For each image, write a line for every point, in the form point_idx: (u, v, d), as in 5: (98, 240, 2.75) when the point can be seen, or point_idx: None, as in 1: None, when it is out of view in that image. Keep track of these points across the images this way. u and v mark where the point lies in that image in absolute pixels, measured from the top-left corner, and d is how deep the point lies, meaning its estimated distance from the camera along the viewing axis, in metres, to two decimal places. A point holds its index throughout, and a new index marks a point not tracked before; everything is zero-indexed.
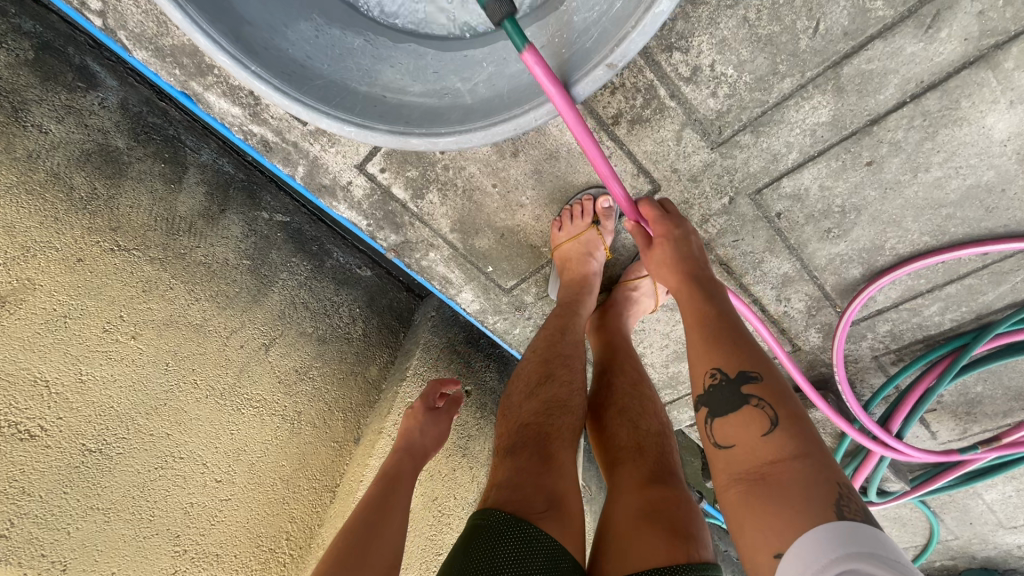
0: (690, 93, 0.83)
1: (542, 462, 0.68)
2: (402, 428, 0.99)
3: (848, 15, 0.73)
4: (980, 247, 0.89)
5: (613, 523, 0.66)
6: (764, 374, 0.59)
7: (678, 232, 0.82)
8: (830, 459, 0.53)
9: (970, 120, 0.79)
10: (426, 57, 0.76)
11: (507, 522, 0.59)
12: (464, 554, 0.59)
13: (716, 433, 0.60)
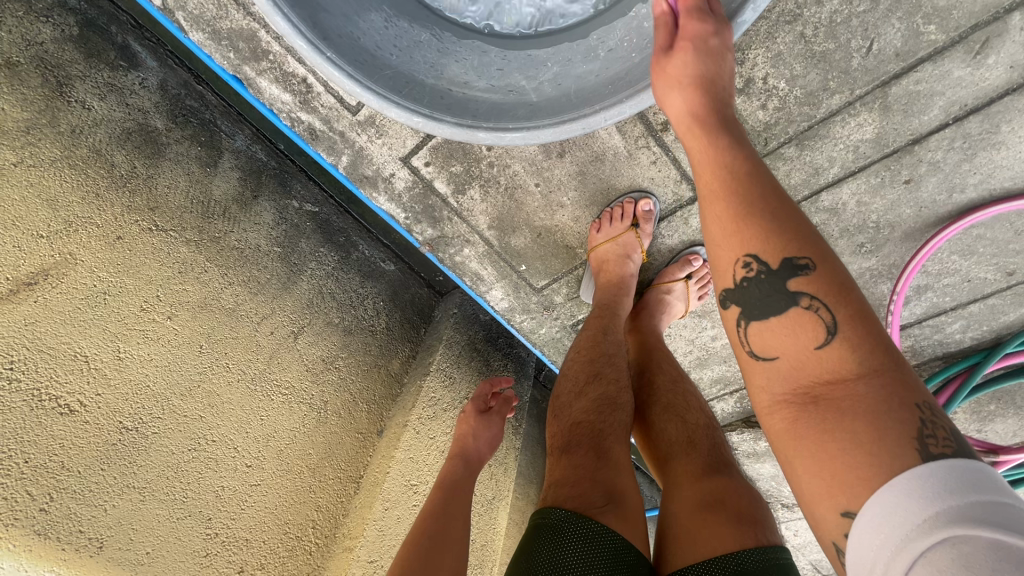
0: (740, 104, 0.85)
1: (597, 459, 0.69)
2: (457, 433, 1.07)
3: (901, 37, 0.76)
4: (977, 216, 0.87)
5: (675, 522, 0.66)
6: (817, 267, 0.51)
7: (717, 44, 0.69)
8: (908, 373, 0.47)
9: (1008, 144, 0.82)
10: (489, 53, 0.76)
11: (567, 520, 0.60)
12: (527, 552, 0.61)
13: (753, 339, 0.55)
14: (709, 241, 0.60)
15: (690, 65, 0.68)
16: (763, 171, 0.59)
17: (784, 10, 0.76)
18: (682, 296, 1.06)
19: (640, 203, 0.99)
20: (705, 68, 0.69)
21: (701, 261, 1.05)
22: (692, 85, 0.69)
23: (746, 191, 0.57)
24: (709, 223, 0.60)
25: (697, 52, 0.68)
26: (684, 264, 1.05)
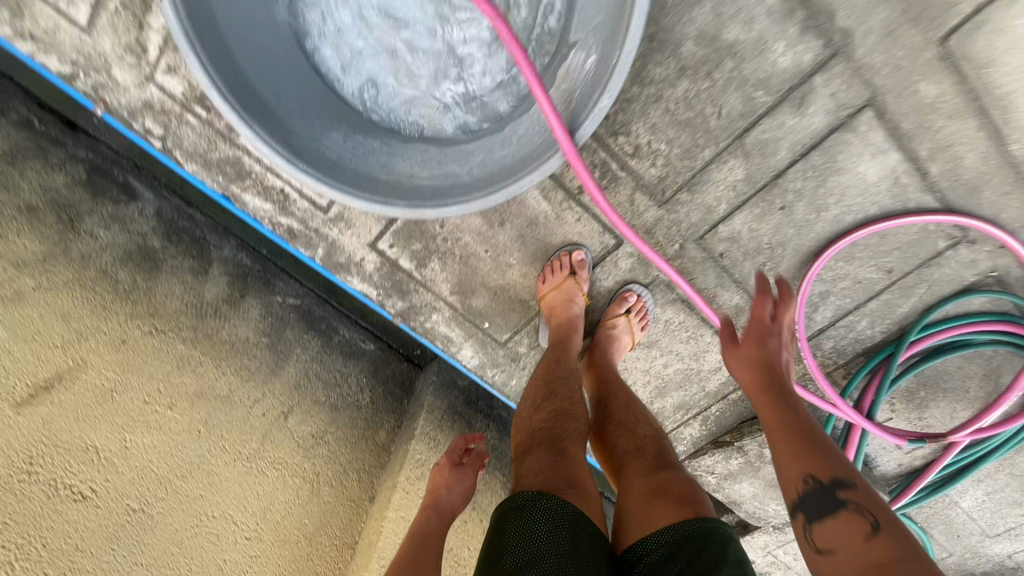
0: (636, 165, 1.07)
1: (556, 454, 0.81)
2: (432, 486, 1.13)
3: (741, 102, 1.00)
4: (851, 236, 1.08)
5: (628, 509, 0.76)
6: (856, 482, 0.72)
7: (773, 340, 0.91)
8: (929, 560, 0.64)
9: (846, 169, 1.04)
10: (430, 152, 0.97)
11: (533, 498, 0.70)
12: (498, 533, 0.69)
13: (817, 538, 0.73)
14: (775, 465, 0.80)
15: (755, 357, 0.89)
16: (808, 413, 0.83)
17: (649, 94, 1.00)
18: (625, 328, 1.21)
19: (574, 257, 1.17)
20: (766, 355, 0.89)
21: (635, 296, 1.21)
22: (752, 363, 0.89)
23: (801, 428, 0.80)
24: (773, 448, 0.81)
25: (756, 343, 0.90)
26: (622, 300, 1.22)
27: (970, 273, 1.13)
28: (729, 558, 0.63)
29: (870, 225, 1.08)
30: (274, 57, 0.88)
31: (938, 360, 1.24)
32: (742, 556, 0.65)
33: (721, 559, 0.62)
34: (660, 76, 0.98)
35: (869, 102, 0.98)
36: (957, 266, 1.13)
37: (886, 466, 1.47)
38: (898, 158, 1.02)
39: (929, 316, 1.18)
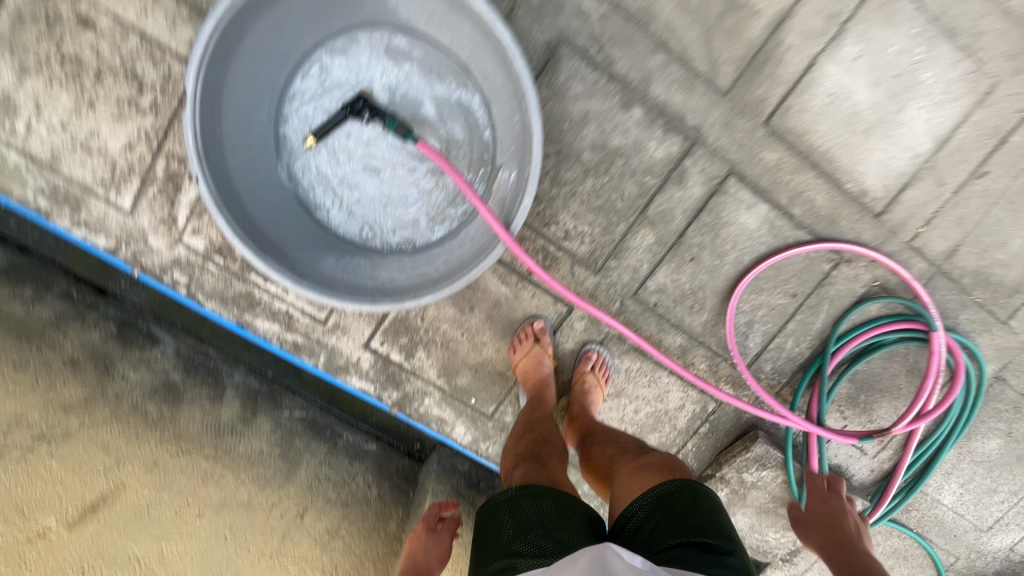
0: (570, 245, 1.34)
1: (538, 464, 1.09)
2: (411, 551, 1.22)
3: (637, 186, 1.31)
4: (751, 272, 1.34)
5: (621, 487, 1.05)
6: None
7: (839, 505, 1.03)
8: None
9: (730, 222, 1.34)
10: (407, 261, 1.23)
11: (521, 491, 0.95)
12: (495, 516, 0.92)
13: None
14: None
15: (820, 518, 1.01)
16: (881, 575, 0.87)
17: (567, 191, 1.30)
18: (592, 383, 1.39)
19: (532, 329, 1.39)
20: (834, 518, 1.00)
21: (596, 354, 1.41)
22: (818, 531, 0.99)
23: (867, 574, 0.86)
24: None
25: (825, 506, 1.04)
26: (585, 359, 1.42)
27: (857, 286, 1.41)
28: (693, 507, 0.89)
29: (764, 261, 1.34)
30: (283, 212, 1.18)
31: (859, 364, 1.45)
32: (712, 505, 0.91)
33: (687, 509, 0.89)
34: (572, 178, 1.29)
35: (730, 171, 1.30)
36: (845, 282, 1.41)
37: (860, 475, 1.58)
38: (766, 208, 1.33)
39: (839, 328, 1.41)
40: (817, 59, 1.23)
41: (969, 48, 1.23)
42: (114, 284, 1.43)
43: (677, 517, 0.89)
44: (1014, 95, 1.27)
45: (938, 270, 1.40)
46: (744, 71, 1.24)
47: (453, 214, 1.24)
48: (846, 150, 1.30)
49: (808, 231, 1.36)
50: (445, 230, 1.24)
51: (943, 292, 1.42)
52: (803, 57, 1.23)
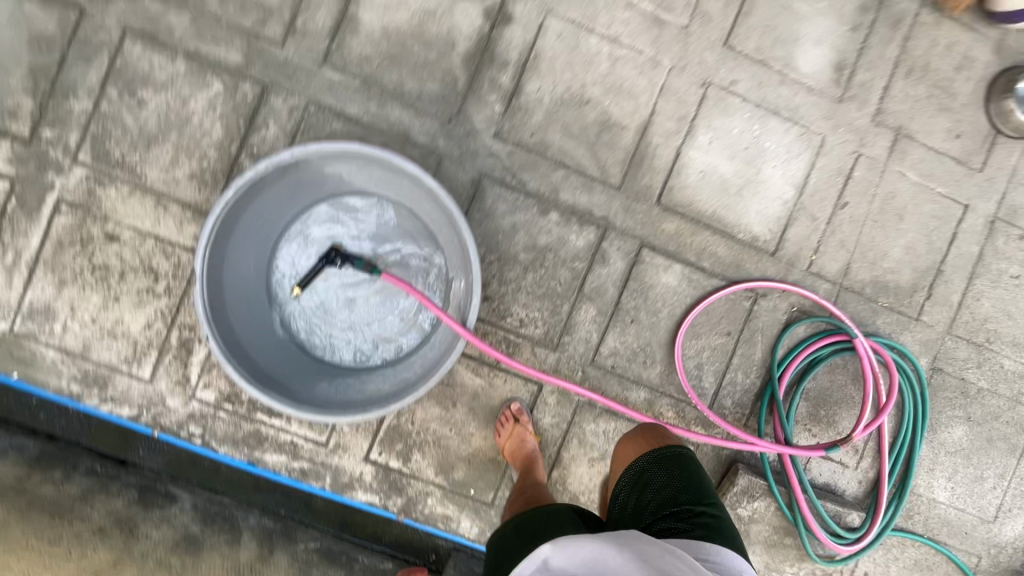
0: (526, 331, 1.56)
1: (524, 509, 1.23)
2: None
3: (570, 271, 1.57)
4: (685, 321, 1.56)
5: (617, 463, 1.22)
6: None
7: None
8: None
9: (654, 284, 1.59)
10: (390, 371, 1.43)
11: (520, 520, 1.05)
12: (501, 543, 1.04)
13: None
14: None
15: None
16: None
17: (513, 287, 1.56)
18: None
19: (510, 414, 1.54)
20: None
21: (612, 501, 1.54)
22: None
23: None
24: None
25: None
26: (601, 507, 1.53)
27: (780, 314, 1.63)
28: (670, 479, 1.08)
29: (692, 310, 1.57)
30: (283, 352, 1.42)
31: (806, 382, 1.63)
32: (684, 469, 1.10)
33: (665, 482, 1.08)
34: (515, 276, 1.56)
35: (641, 245, 1.58)
36: (768, 314, 1.63)
37: (849, 488, 1.65)
38: (680, 267, 1.60)
39: (776, 354, 1.61)
40: (682, 148, 1.58)
41: (793, 119, 1.60)
42: (133, 455, 1.60)
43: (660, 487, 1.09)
44: (842, 143, 1.62)
45: (841, 287, 1.64)
46: (629, 168, 1.57)
47: (423, 324, 1.47)
48: (728, 210, 1.60)
49: (721, 278, 1.61)
50: (418, 338, 1.47)
51: (853, 304, 1.64)
52: (670, 149, 1.57)
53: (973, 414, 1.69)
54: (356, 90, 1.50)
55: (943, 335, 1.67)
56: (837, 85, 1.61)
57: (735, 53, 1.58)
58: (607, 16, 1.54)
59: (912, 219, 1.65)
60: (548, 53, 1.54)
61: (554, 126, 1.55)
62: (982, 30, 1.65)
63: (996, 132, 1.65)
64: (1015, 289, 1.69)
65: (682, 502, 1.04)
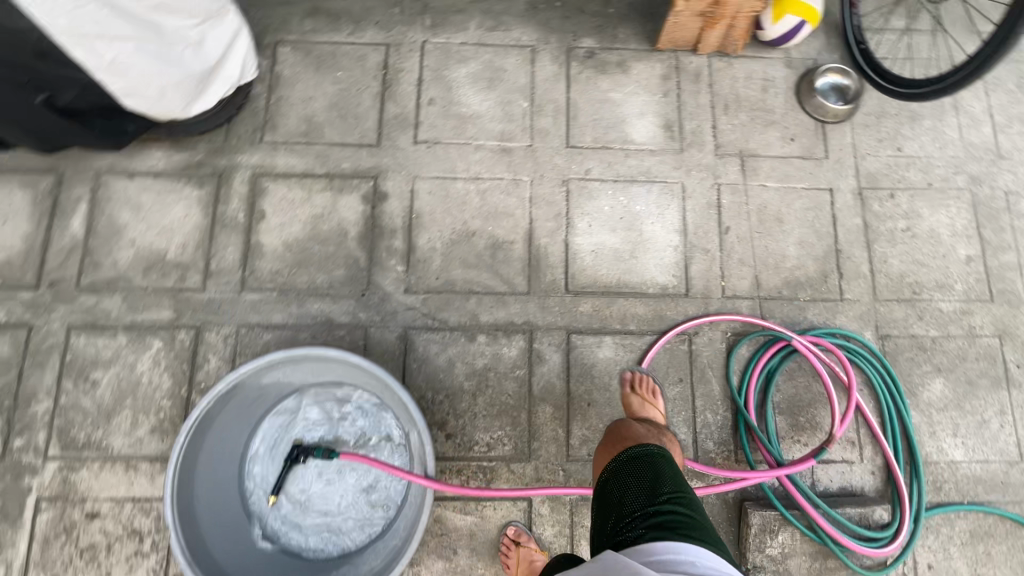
0: (497, 452, 1.61)
1: None
2: None
3: (515, 382, 1.66)
4: None
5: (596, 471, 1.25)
6: None
7: None
8: None
9: (594, 363, 1.68)
10: (379, 544, 1.45)
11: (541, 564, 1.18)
12: None
13: None
14: None
15: None
16: None
17: (470, 417, 1.63)
18: None
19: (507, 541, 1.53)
20: None
21: None
22: None
23: None
24: None
25: None
26: None
27: (719, 344, 1.70)
28: (627, 485, 1.08)
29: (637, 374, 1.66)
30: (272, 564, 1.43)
31: (772, 400, 1.67)
32: (641, 470, 1.09)
33: (623, 490, 1.08)
34: (468, 405, 1.64)
35: (568, 333, 1.70)
36: (709, 347, 1.70)
37: (866, 484, 1.62)
38: (610, 339, 1.70)
39: (732, 384, 1.66)
40: (568, 239, 1.76)
41: (650, 179, 1.80)
42: None
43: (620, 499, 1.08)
44: (700, 182, 1.81)
45: (760, 299, 1.74)
46: (530, 273, 1.73)
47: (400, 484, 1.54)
48: (630, 274, 1.74)
49: (651, 333, 1.71)
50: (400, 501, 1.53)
51: (779, 309, 1.73)
52: (558, 244, 1.75)
53: (940, 364, 1.72)
54: (276, 300, 1.69)
55: (873, 304, 1.75)
56: (673, 140, 1.84)
57: (579, 149, 1.82)
58: (462, 162, 1.80)
59: (791, 218, 1.80)
60: (426, 210, 1.76)
61: (453, 264, 1.73)
62: (769, 55, 1.92)
63: (822, 123, 1.87)
64: (912, 239, 1.80)
65: (639, 507, 1.02)
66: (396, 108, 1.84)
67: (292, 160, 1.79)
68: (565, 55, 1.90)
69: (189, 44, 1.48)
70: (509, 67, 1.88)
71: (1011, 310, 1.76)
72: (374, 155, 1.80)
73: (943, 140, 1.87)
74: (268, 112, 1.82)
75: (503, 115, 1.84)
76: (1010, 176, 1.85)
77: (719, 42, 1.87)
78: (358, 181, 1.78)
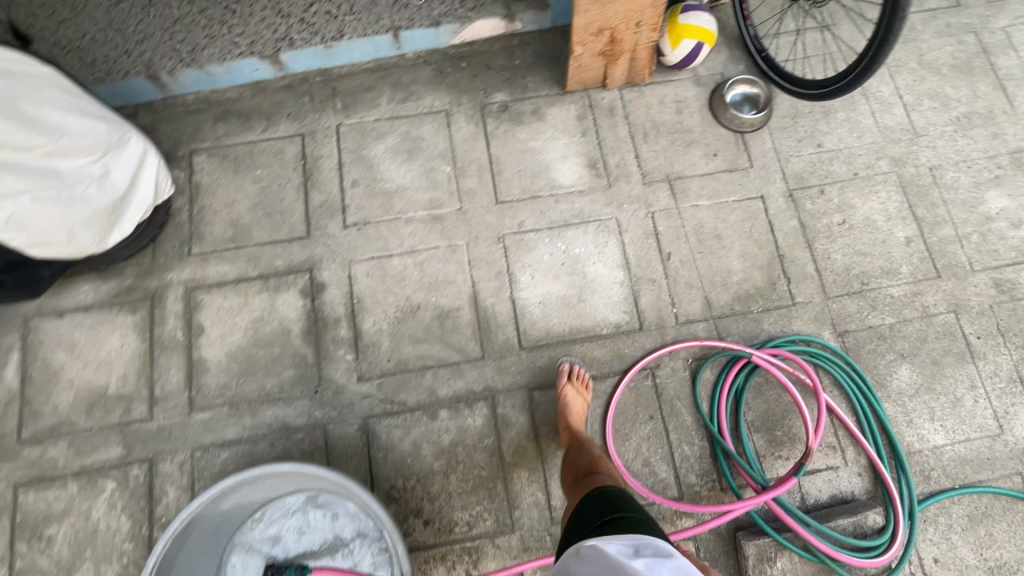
0: (478, 530, 1.56)
1: None
2: None
3: (484, 452, 1.61)
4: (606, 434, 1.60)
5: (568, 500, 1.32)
6: None
7: None
8: None
9: None
10: None
11: None
12: None
13: None
14: None
15: None
16: None
17: (445, 498, 1.58)
18: None
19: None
20: None
21: None
22: None
23: None
24: None
25: None
26: None
27: (682, 373, 1.68)
28: (595, 497, 1.15)
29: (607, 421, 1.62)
30: None
31: (744, 420, 1.64)
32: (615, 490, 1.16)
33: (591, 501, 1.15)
34: (441, 486, 1.59)
35: (529, 391, 1.66)
36: (673, 378, 1.67)
37: (856, 487, 1.59)
38: None
39: (703, 412, 1.63)
40: (513, 295, 1.73)
41: (584, 220, 1.80)
42: None
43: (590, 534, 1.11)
44: (634, 214, 1.81)
45: (715, 319, 1.72)
46: (481, 337, 1.70)
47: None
48: (582, 318, 1.72)
49: (613, 374, 1.68)
50: None
51: (735, 325, 1.72)
52: (505, 301, 1.73)
53: (904, 350, 1.70)
54: (228, 415, 1.64)
55: (826, 302, 1.74)
56: (599, 177, 1.84)
57: (509, 203, 1.82)
58: (395, 238, 1.78)
59: (729, 232, 1.80)
60: (366, 292, 1.74)
61: (402, 342, 1.70)
62: (677, 76, 1.95)
63: (741, 134, 1.89)
64: (850, 230, 1.81)
65: (602, 513, 1.09)
66: (321, 196, 1.82)
67: (224, 268, 1.76)
68: (479, 113, 1.91)
69: (94, 179, 1.47)
70: (426, 135, 1.88)
71: (960, 283, 1.76)
72: (305, 247, 1.78)
73: (860, 129, 1.90)
74: (192, 224, 1.80)
75: (428, 183, 1.83)
76: (931, 152, 1.88)
77: (626, 75, 1.90)
78: (294, 276, 1.75)
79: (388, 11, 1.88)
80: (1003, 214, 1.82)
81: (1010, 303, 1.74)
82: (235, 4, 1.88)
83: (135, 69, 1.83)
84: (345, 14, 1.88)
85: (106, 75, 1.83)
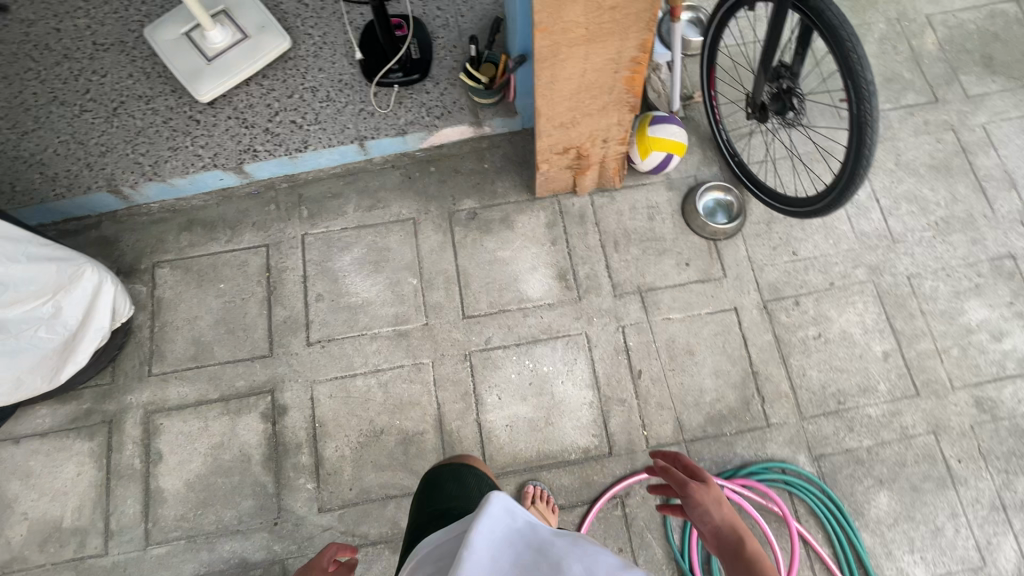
0: None
1: None
2: None
3: None
4: None
5: None
6: None
7: None
8: None
9: None
10: None
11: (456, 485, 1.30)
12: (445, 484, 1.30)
13: None
14: None
15: None
16: None
17: None
18: None
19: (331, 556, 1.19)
20: None
21: None
22: None
23: None
24: None
25: None
26: None
27: (653, 502, 1.62)
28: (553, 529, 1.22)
29: None
30: None
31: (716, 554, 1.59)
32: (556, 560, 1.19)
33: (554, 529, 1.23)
34: None
35: None
36: (642, 507, 1.62)
37: None
38: None
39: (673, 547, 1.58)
40: (479, 418, 1.69)
41: (552, 335, 1.76)
42: None
43: (452, 499, 1.24)
44: (604, 328, 1.77)
45: (687, 442, 1.67)
46: None
47: None
48: (549, 442, 1.67)
49: (581, 503, 1.63)
50: None
51: (707, 449, 1.66)
52: (470, 424, 1.68)
53: (882, 476, 1.65)
54: (184, 549, 1.59)
55: (801, 424, 1.69)
56: (569, 289, 1.80)
57: (476, 318, 1.78)
58: (360, 356, 1.74)
59: (701, 348, 1.75)
60: (329, 415, 1.69)
61: (365, 469, 1.65)
62: (649, 179, 1.91)
63: (714, 241, 1.85)
64: (826, 344, 1.76)
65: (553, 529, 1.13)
66: (285, 312, 1.79)
67: (184, 389, 1.72)
68: (447, 221, 1.87)
69: (42, 323, 1.45)
70: (393, 245, 1.85)
71: (940, 401, 1.70)
72: (267, 366, 1.74)
73: (836, 235, 1.86)
74: (153, 342, 1.77)
75: (394, 297, 1.80)
76: (909, 259, 1.83)
77: (595, 181, 1.86)
78: (255, 398, 1.71)
79: (354, 119, 1.85)
80: (984, 325, 1.77)
81: (992, 423, 1.69)
82: (200, 114, 1.86)
83: (97, 183, 1.79)
84: (310, 123, 1.85)
85: (67, 190, 1.79)
